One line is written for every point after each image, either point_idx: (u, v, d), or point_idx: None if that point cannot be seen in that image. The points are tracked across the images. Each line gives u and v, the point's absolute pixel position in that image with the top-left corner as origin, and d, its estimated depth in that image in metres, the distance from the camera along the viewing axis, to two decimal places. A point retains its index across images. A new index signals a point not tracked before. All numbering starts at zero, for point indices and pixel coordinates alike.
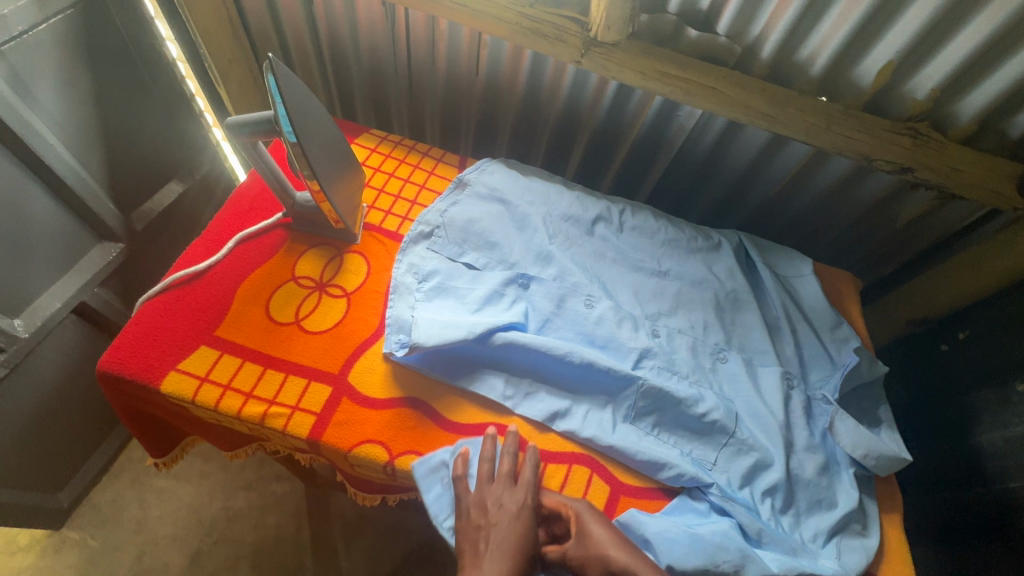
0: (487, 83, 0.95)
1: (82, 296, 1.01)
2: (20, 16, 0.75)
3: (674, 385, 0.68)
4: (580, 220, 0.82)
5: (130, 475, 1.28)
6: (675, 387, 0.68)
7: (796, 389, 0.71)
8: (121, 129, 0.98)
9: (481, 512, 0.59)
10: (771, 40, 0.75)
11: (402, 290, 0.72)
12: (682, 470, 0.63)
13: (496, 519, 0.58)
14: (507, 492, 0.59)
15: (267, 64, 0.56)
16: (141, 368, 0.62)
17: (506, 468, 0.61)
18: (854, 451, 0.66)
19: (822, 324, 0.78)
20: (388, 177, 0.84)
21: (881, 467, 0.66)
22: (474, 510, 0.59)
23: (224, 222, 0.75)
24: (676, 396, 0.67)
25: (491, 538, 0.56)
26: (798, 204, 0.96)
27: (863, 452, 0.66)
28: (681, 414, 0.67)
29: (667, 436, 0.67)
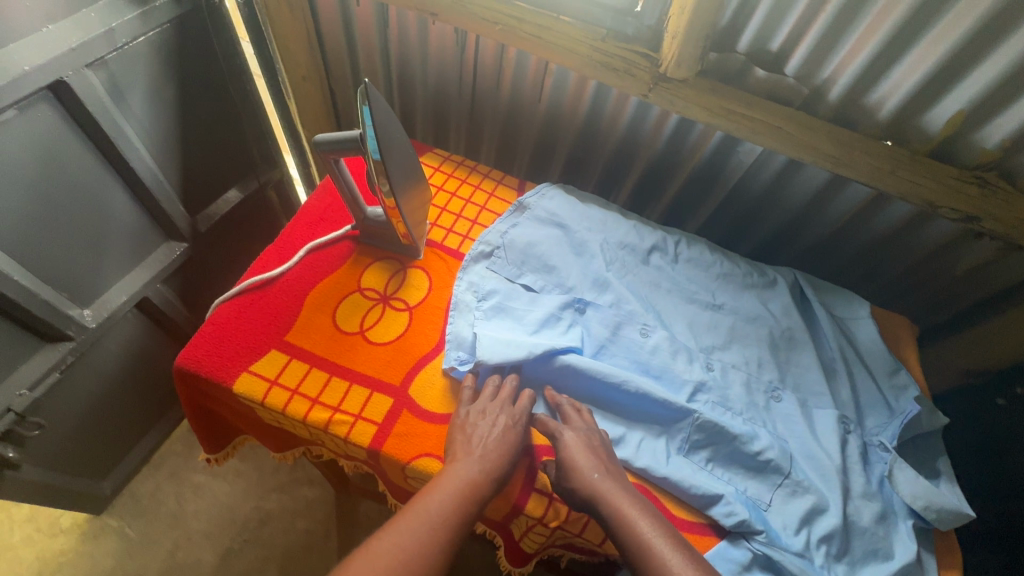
0: (549, 110, 0.98)
1: (145, 292, 1.06)
2: (125, 29, 0.81)
3: (730, 421, 0.68)
4: (636, 249, 0.83)
5: (170, 468, 1.32)
6: (731, 423, 0.67)
7: (852, 434, 0.70)
8: (197, 136, 1.04)
9: (476, 417, 0.63)
10: (840, 83, 0.76)
11: (462, 308, 0.73)
12: (736, 510, 0.62)
13: (486, 426, 0.62)
14: (506, 404, 0.65)
15: (362, 90, 0.61)
16: (216, 368, 0.65)
17: (507, 391, 0.66)
18: (913, 501, 0.65)
19: (879, 369, 0.78)
20: (451, 196, 0.87)
21: (943, 521, 0.65)
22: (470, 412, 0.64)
23: (296, 231, 0.79)
24: (731, 432, 0.67)
25: (483, 439, 0.61)
26: (852, 246, 0.96)
27: (924, 504, 0.65)
28: (735, 450, 0.67)
29: (721, 472, 0.67)
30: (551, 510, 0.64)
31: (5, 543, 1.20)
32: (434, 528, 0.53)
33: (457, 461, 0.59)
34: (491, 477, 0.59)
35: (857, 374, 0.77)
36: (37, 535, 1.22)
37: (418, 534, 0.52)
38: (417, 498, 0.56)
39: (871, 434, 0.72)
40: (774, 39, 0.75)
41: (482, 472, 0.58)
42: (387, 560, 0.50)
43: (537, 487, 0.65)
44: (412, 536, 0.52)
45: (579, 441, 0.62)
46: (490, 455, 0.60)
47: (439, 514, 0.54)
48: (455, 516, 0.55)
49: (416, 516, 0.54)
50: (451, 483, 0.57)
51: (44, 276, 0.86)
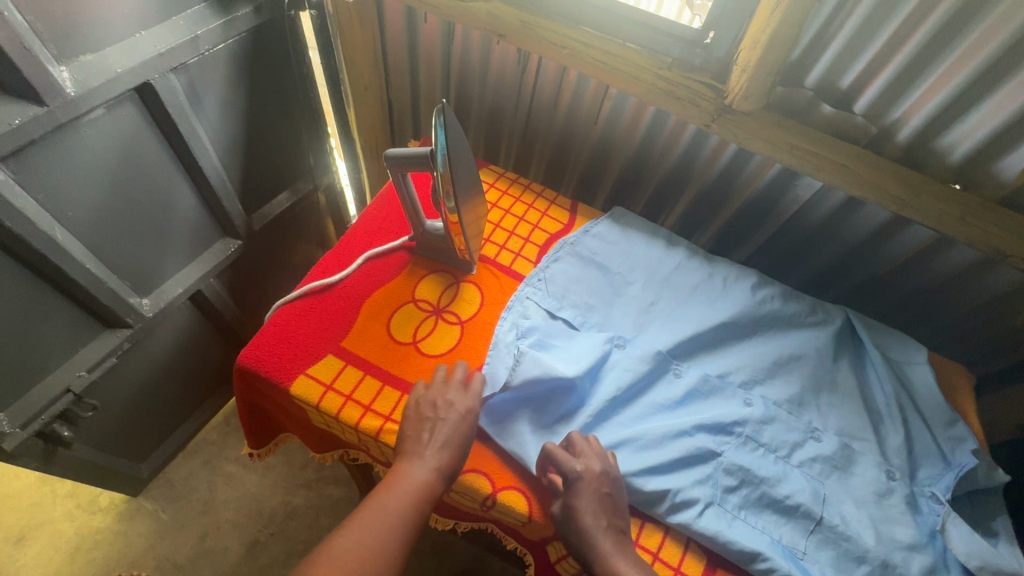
0: (603, 132, 0.99)
1: (199, 285, 1.09)
2: (209, 36, 0.84)
3: (757, 462, 0.67)
4: (681, 284, 0.83)
5: (203, 456, 1.36)
6: (758, 465, 0.67)
7: (897, 482, 0.68)
8: (260, 138, 1.08)
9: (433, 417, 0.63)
10: (911, 124, 0.74)
11: (502, 349, 0.71)
12: (775, 565, 0.61)
13: (444, 429, 0.62)
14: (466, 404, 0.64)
15: (438, 109, 0.63)
16: (275, 368, 0.67)
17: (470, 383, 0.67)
18: (968, 561, 0.63)
19: (935, 419, 0.75)
20: (504, 213, 0.88)
21: None
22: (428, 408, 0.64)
23: (356, 238, 0.81)
24: (758, 474, 0.66)
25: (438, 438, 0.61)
26: (908, 286, 0.93)
27: (979, 564, 0.62)
28: (762, 495, 0.66)
29: (755, 520, 0.65)
30: None
31: (47, 516, 1.25)
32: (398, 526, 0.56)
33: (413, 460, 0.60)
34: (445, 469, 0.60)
35: (907, 419, 0.75)
36: (77, 511, 1.26)
37: (380, 531, 0.55)
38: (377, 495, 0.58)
39: (922, 485, 0.70)
40: (844, 78, 0.75)
41: (438, 466, 0.60)
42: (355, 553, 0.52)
43: None
44: (377, 533, 0.55)
45: (589, 488, 0.59)
46: (444, 456, 0.61)
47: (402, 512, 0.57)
48: (412, 513, 0.57)
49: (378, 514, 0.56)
50: (409, 473, 0.59)
51: (111, 266, 0.90)
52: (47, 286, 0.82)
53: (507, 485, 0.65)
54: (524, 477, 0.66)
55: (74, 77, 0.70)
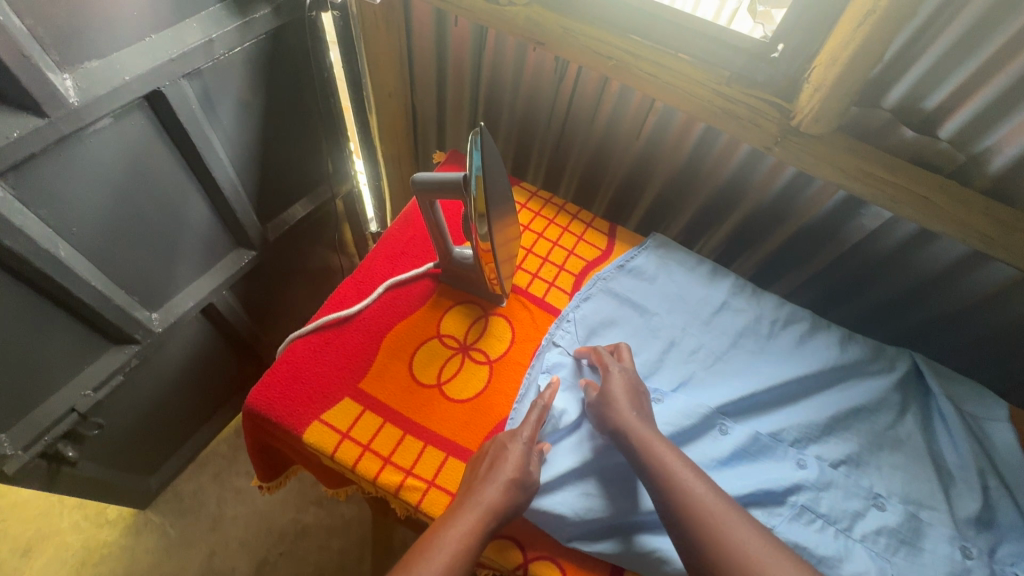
0: (645, 147, 0.91)
1: (211, 298, 1.04)
2: (224, 41, 0.78)
3: (815, 538, 0.60)
4: (729, 325, 0.75)
5: (213, 469, 1.32)
6: (815, 543, 0.59)
7: (973, 562, 0.60)
8: (276, 145, 1.02)
9: (491, 467, 0.56)
10: (1006, 153, 0.65)
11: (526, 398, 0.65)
12: None
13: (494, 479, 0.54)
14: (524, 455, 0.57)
15: (475, 131, 0.56)
16: (287, 413, 0.61)
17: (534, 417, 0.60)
18: None
19: (1018, 486, 0.65)
20: (537, 237, 0.81)
21: None
22: (489, 451, 0.57)
23: (377, 263, 0.74)
24: (815, 554, 0.59)
25: (486, 495, 0.53)
26: (979, 326, 0.84)
27: None
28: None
29: None
30: None
31: (54, 528, 1.21)
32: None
33: (459, 515, 0.52)
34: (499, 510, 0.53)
35: (987, 488, 0.65)
36: (84, 523, 1.22)
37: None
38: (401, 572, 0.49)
39: (1002, 562, 0.61)
40: (931, 98, 0.66)
41: (489, 505, 0.53)
42: None
43: None
44: None
45: (625, 378, 0.63)
46: (490, 515, 0.53)
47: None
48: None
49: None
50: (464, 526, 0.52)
51: (119, 281, 0.85)
52: (51, 305, 0.77)
53: (542, 555, 0.58)
54: (567, 552, 0.59)
55: (78, 86, 0.65)
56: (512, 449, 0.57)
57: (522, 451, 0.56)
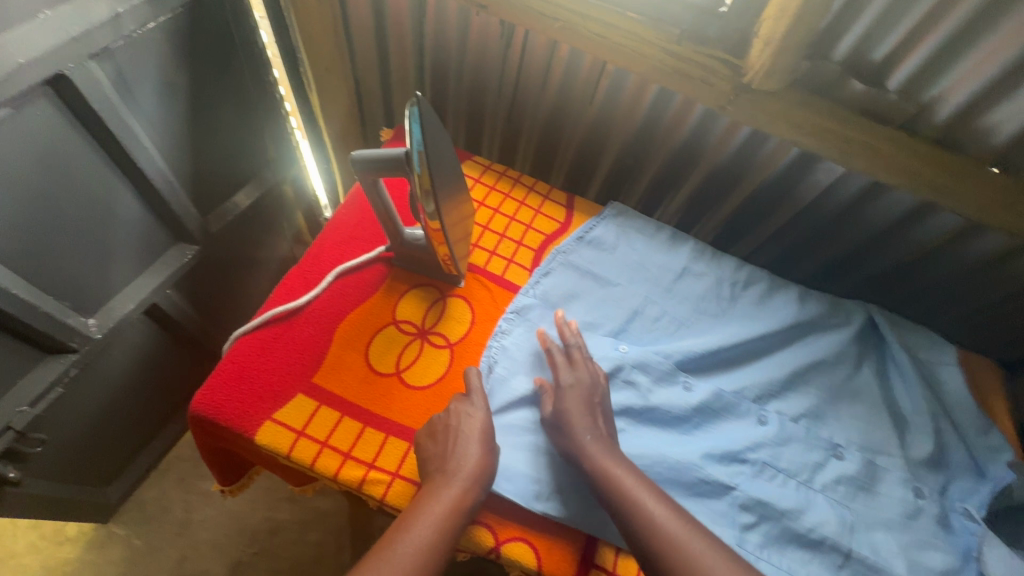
0: (599, 114, 0.89)
1: (154, 297, 0.98)
2: (133, 16, 0.71)
3: (775, 493, 0.60)
4: (690, 293, 0.74)
5: (177, 474, 1.27)
6: (777, 496, 0.59)
7: (925, 500, 0.61)
8: (209, 129, 0.95)
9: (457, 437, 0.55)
10: (951, 103, 0.65)
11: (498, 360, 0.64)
12: None
13: (471, 449, 0.54)
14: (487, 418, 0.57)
15: (413, 100, 0.51)
16: (236, 416, 0.57)
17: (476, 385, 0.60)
18: None
19: (966, 426, 0.67)
20: (493, 213, 0.78)
21: None
22: (449, 422, 0.56)
23: (324, 251, 0.70)
24: (778, 507, 0.58)
25: (462, 466, 0.53)
26: (928, 274, 0.86)
27: None
28: (785, 530, 0.58)
29: (780, 559, 0.57)
30: None
31: (8, 550, 1.15)
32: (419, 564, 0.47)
33: (438, 487, 0.52)
34: (479, 479, 0.53)
35: (939, 430, 0.66)
36: (41, 542, 1.16)
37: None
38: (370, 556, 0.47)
39: (952, 499, 0.63)
40: (878, 49, 0.65)
41: (471, 479, 0.53)
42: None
43: (597, 564, 0.56)
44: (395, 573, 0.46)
45: (579, 396, 0.59)
46: (472, 482, 0.53)
47: (423, 548, 0.48)
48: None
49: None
50: (447, 498, 0.51)
51: (48, 287, 0.79)
52: None
53: (515, 536, 0.56)
54: (540, 526, 0.57)
55: None
56: (472, 414, 0.57)
57: (485, 416, 0.57)
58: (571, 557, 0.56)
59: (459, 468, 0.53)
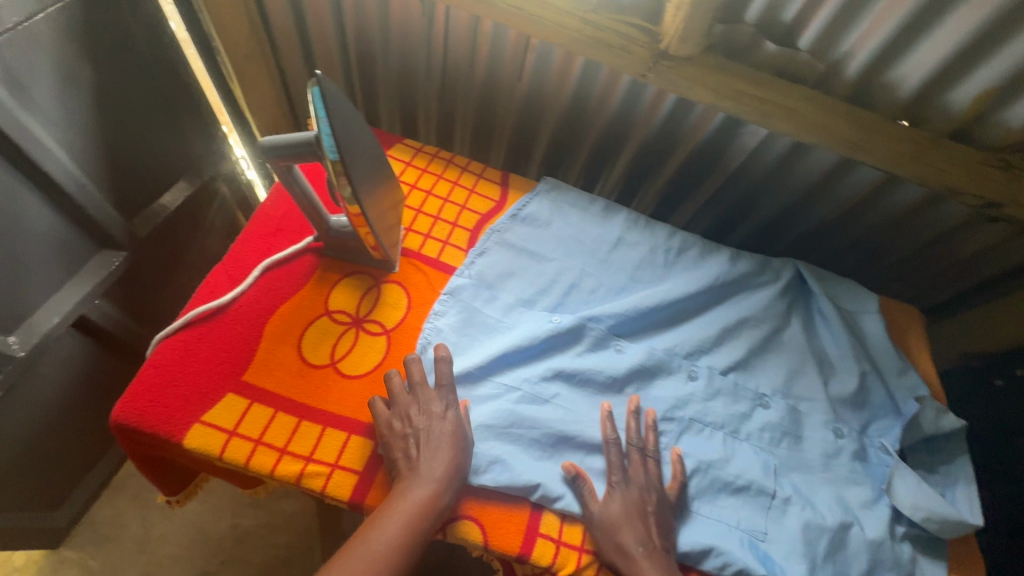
0: (530, 90, 0.88)
1: (83, 309, 0.91)
2: (15, 7, 0.66)
3: (702, 445, 0.65)
4: (627, 262, 0.75)
5: (131, 489, 1.21)
6: (702, 449, 0.64)
7: (845, 439, 0.67)
8: (125, 128, 0.89)
9: (424, 440, 0.55)
10: (859, 58, 0.67)
11: (433, 338, 0.65)
12: (730, 560, 0.57)
13: (439, 450, 0.55)
14: (453, 414, 0.57)
15: (313, 79, 0.49)
16: (162, 421, 0.55)
17: (443, 378, 0.59)
18: (914, 513, 0.61)
19: (888, 369, 0.72)
20: (426, 195, 0.77)
21: (946, 530, 0.61)
22: (418, 425, 0.56)
23: (248, 245, 0.68)
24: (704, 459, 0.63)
25: (430, 470, 0.54)
26: (854, 229, 0.89)
27: (925, 515, 0.61)
28: (713, 480, 0.63)
29: (710, 509, 0.61)
30: (560, 556, 0.57)
31: None
32: (384, 562, 0.50)
33: (404, 490, 0.53)
34: (450, 479, 0.54)
35: (864, 373, 0.71)
36: None
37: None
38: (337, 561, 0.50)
39: (871, 436, 0.68)
40: (787, 10, 0.66)
41: (439, 482, 0.54)
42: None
43: (542, 532, 0.57)
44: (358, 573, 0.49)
45: (628, 502, 0.58)
46: (442, 483, 0.54)
47: (389, 548, 0.50)
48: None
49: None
50: (418, 500, 0.52)
51: None
52: None
53: (457, 516, 0.57)
54: (483, 501, 0.58)
55: None
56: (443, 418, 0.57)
57: (456, 419, 0.56)
58: (517, 527, 0.57)
59: (425, 471, 0.54)
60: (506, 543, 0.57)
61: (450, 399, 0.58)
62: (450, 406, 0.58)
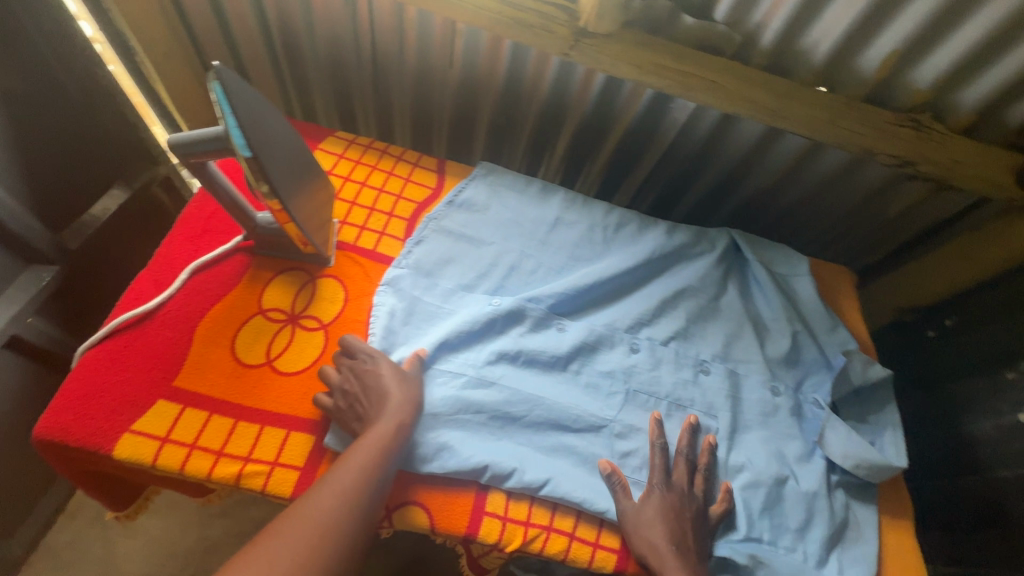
0: (462, 76, 0.88)
1: (14, 329, 0.86)
2: None
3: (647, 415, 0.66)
4: (566, 240, 0.76)
5: (91, 511, 1.07)
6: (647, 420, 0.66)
7: (782, 396, 0.70)
8: (46, 136, 0.85)
9: (366, 391, 0.57)
10: (773, 27, 0.69)
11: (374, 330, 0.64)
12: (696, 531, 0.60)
13: (386, 393, 0.57)
14: (390, 363, 0.59)
15: (212, 72, 0.48)
16: (89, 434, 0.54)
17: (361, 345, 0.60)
18: (845, 461, 0.64)
19: (819, 327, 0.75)
20: (360, 187, 0.76)
21: (874, 475, 0.64)
22: (357, 385, 0.57)
23: (175, 248, 0.66)
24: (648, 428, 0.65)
25: (383, 409, 0.56)
26: (790, 195, 0.92)
27: (855, 462, 0.64)
28: None
29: None
30: (507, 533, 0.58)
31: None
32: (355, 493, 0.50)
33: (362, 434, 0.54)
34: (404, 412, 0.56)
35: (796, 333, 0.74)
36: None
37: (319, 529, 0.46)
38: (307, 493, 0.49)
39: (806, 392, 0.72)
40: None
41: (393, 415, 0.55)
42: (311, 508, 0.47)
43: (488, 510, 0.58)
44: (328, 508, 0.48)
45: (664, 502, 0.58)
46: (399, 417, 0.56)
47: (357, 477, 0.51)
48: (361, 501, 0.50)
49: (308, 515, 0.47)
50: (379, 432, 0.54)
51: None
52: None
53: (402, 503, 0.57)
54: (429, 487, 0.58)
55: None
56: (373, 366, 0.59)
57: (388, 363, 0.58)
58: (462, 508, 0.58)
59: (376, 414, 0.55)
60: (452, 524, 0.57)
61: (367, 349, 0.59)
62: (380, 359, 0.59)
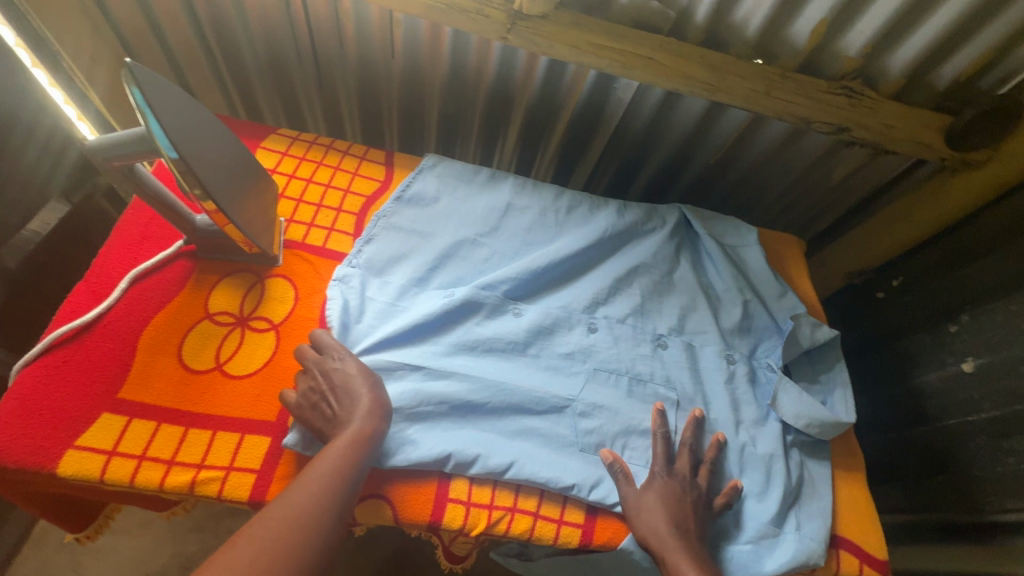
0: (406, 66, 0.86)
1: None
2: None
3: (609, 392, 0.67)
4: (519, 225, 0.76)
5: (58, 538, 1.01)
6: (608, 396, 0.66)
7: (738, 363, 0.71)
8: None
9: (337, 393, 0.56)
10: (705, 2, 0.70)
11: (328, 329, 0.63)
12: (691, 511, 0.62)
13: (356, 395, 0.56)
14: (357, 362, 0.58)
15: (126, 73, 0.46)
16: (29, 453, 0.52)
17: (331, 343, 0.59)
18: (797, 421, 0.67)
19: (768, 294, 0.77)
20: (305, 183, 0.75)
21: (825, 432, 0.67)
22: (327, 384, 0.57)
23: (112, 257, 0.64)
24: (609, 404, 0.66)
25: (354, 412, 0.55)
26: (739, 168, 0.94)
27: (806, 422, 0.66)
28: (623, 424, 0.65)
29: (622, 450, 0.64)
30: (470, 517, 0.58)
31: None
32: (325, 497, 0.49)
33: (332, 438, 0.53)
34: (375, 413, 0.56)
35: (746, 302, 0.76)
36: None
37: (289, 525, 0.46)
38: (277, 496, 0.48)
39: (760, 357, 0.74)
40: None
41: (364, 418, 0.55)
42: (277, 514, 0.46)
43: (451, 497, 0.58)
44: (297, 512, 0.47)
45: (664, 488, 0.59)
46: (369, 420, 0.55)
47: (326, 482, 0.50)
48: (332, 500, 0.49)
49: (268, 518, 0.46)
50: (350, 437, 0.53)
51: None
52: None
53: (368, 495, 0.57)
54: (391, 479, 0.58)
55: None
56: (342, 365, 0.58)
57: (355, 360, 0.58)
58: (423, 497, 0.58)
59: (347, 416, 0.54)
60: (416, 514, 0.57)
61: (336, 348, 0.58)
62: (348, 357, 0.58)
